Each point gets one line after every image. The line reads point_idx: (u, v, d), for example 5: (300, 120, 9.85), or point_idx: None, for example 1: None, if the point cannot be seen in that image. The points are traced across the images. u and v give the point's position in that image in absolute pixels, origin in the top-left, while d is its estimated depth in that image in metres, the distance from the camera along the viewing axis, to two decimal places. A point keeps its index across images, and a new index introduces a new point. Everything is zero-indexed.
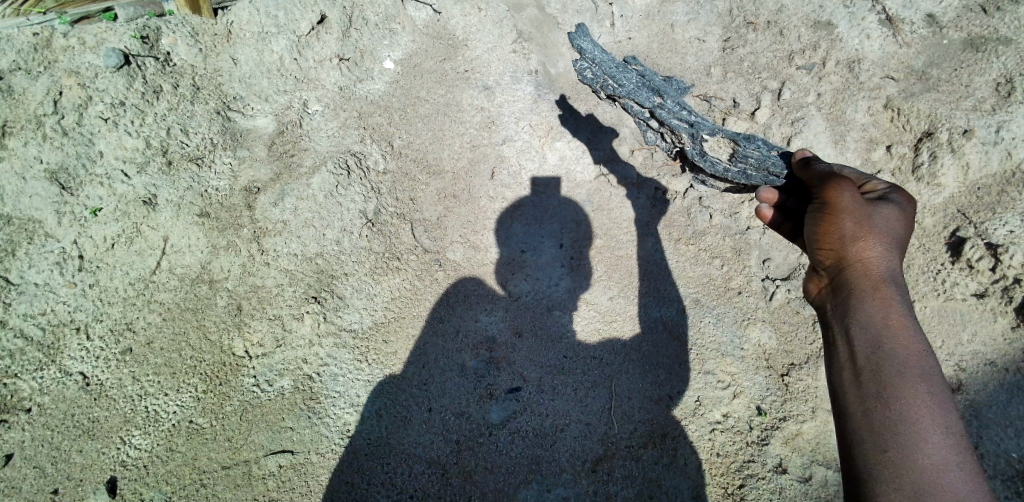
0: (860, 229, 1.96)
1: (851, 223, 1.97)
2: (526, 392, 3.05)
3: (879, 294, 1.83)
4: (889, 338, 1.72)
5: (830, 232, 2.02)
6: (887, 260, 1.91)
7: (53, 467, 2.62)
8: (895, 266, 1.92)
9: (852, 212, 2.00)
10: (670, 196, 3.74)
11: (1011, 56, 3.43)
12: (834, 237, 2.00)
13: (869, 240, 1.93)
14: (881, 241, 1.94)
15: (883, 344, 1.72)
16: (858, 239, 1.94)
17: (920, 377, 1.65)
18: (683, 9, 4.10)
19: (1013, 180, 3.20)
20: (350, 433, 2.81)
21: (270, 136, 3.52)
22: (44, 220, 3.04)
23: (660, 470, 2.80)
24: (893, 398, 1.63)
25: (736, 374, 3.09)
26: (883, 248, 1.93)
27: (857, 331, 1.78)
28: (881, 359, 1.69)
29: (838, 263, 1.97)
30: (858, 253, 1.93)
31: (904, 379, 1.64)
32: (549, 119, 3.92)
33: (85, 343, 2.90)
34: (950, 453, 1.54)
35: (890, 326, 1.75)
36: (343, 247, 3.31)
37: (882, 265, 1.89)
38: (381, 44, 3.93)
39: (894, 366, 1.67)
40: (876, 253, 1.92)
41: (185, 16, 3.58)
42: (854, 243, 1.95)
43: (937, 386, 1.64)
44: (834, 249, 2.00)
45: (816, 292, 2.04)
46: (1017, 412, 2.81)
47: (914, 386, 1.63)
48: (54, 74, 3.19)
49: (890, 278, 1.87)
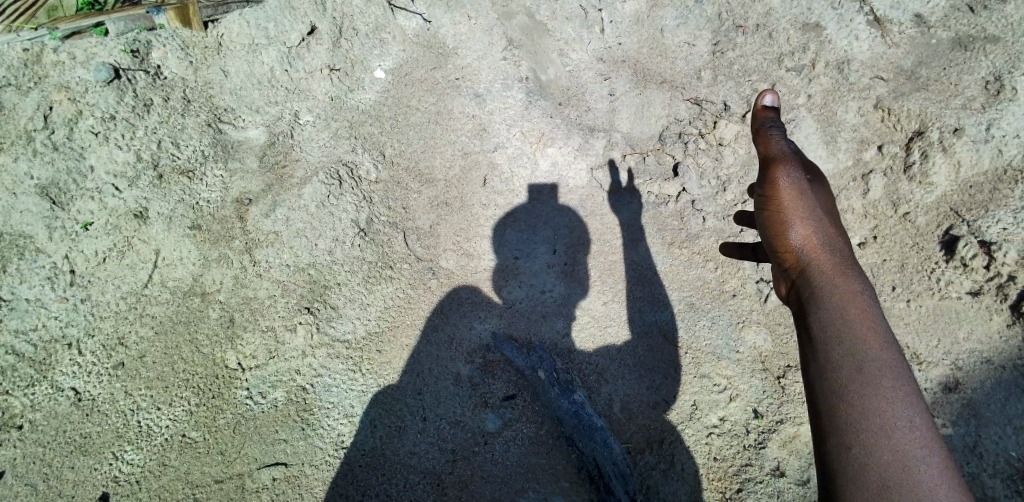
0: (795, 200, 1.59)
1: (790, 184, 1.61)
2: (522, 399, 3.08)
3: (835, 277, 1.43)
4: (843, 320, 1.34)
5: (778, 212, 1.60)
6: (834, 233, 1.55)
7: (45, 484, 2.60)
8: (841, 238, 1.55)
9: (789, 182, 1.62)
10: (663, 200, 3.73)
11: (999, 55, 3.44)
12: (779, 217, 1.59)
13: (807, 211, 1.56)
14: (822, 213, 1.58)
15: (831, 326, 1.34)
16: (799, 214, 1.57)
17: (877, 358, 1.27)
18: (673, 14, 4.03)
19: (1005, 177, 3.21)
20: (344, 444, 2.80)
21: (262, 147, 3.51)
22: (36, 236, 3.01)
23: (657, 477, 2.80)
24: (851, 385, 1.25)
25: (731, 377, 3.11)
26: (822, 218, 1.56)
27: (821, 326, 1.35)
28: (834, 342, 1.31)
29: (784, 241, 1.56)
30: (800, 230, 1.55)
31: (863, 360, 1.27)
32: (541, 126, 3.88)
33: (77, 358, 2.88)
34: (923, 448, 1.18)
35: (843, 309, 1.36)
36: (336, 257, 3.31)
37: (824, 231, 1.54)
38: (372, 54, 3.90)
39: (848, 350, 1.29)
40: (819, 219, 1.56)
41: (176, 30, 3.53)
42: (792, 220, 1.57)
43: (899, 367, 1.27)
44: (785, 230, 1.57)
45: (783, 285, 1.55)
46: (1015, 410, 2.78)
47: (870, 367, 1.26)
48: (44, 90, 3.16)
49: (842, 256, 1.49)
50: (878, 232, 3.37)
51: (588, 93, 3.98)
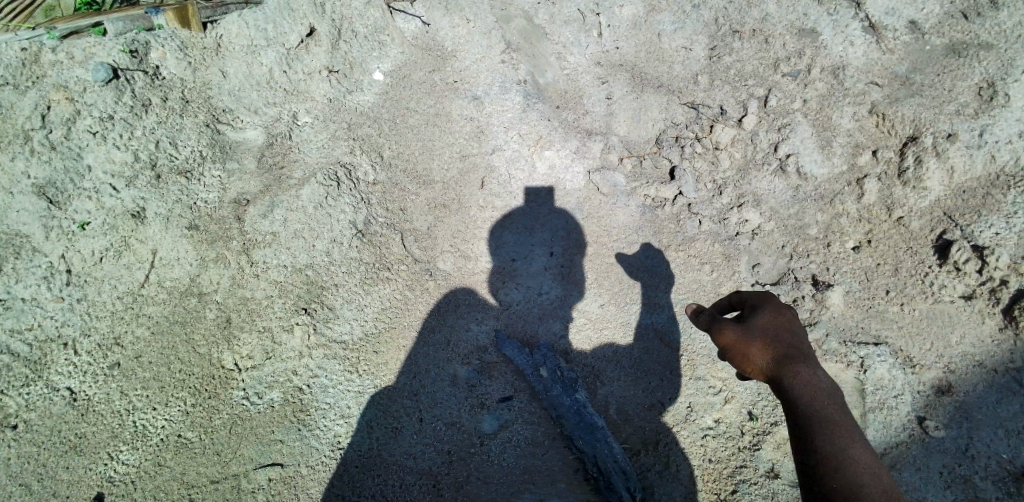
0: (746, 340, 1.71)
1: (732, 329, 1.73)
2: (519, 401, 3.09)
3: (801, 378, 1.64)
4: (814, 407, 1.58)
5: (737, 352, 1.71)
6: (785, 339, 1.71)
7: (38, 484, 2.59)
8: (795, 342, 1.72)
9: (731, 327, 1.74)
10: (659, 203, 3.76)
11: (992, 61, 3.46)
12: (740, 355, 1.71)
13: (758, 340, 1.71)
14: (767, 331, 1.73)
15: (806, 413, 1.57)
16: (750, 342, 1.71)
17: (838, 433, 1.52)
18: (670, 19, 4.05)
19: (997, 182, 3.26)
20: (341, 445, 2.82)
21: (260, 148, 3.52)
22: (32, 235, 2.99)
23: (653, 479, 2.81)
24: (836, 456, 1.48)
25: (727, 380, 3.13)
26: (774, 339, 1.71)
27: (801, 422, 1.57)
28: (812, 425, 1.55)
29: (755, 371, 1.70)
30: (760, 356, 1.69)
31: (837, 434, 1.52)
32: (539, 129, 3.90)
33: (73, 358, 2.87)
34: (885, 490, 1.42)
35: (808, 398, 1.60)
36: (334, 258, 3.32)
37: (781, 348, 1.70)
38: (370, 56, 3.92)
39: (820, 436, 1.52)
40: (774, 342, 1.71)
41: (175, 30, 3.53)
42: (749, 352, 1.70)
43: (853, 435, 1.52)
44: (750, 362, 1.70)
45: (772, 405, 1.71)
46: (1006, 412, 2.83)
47: (827, 431, 1.53)
48: (42, 89, 3.13)
49: (797, 355, 1.68)
50: (872, 235, 3.40)
51: (585, 97, 4.00)
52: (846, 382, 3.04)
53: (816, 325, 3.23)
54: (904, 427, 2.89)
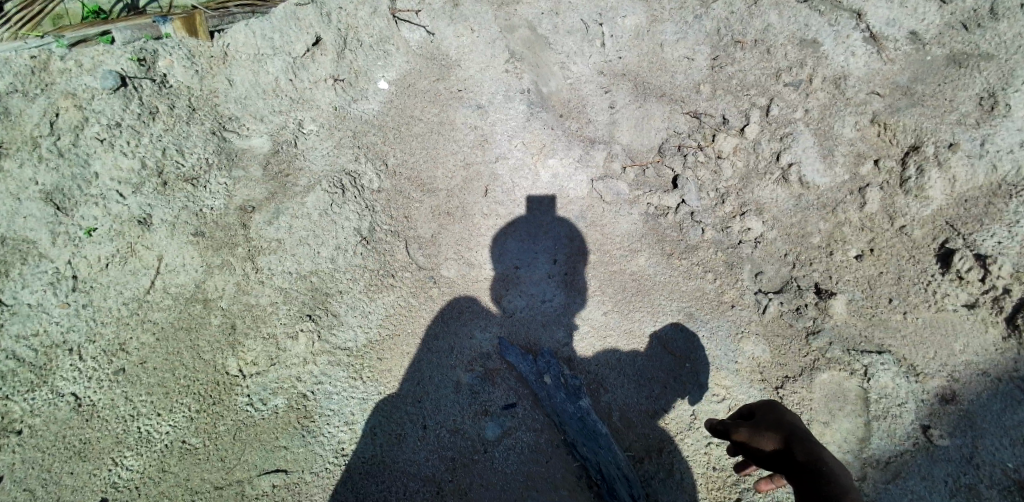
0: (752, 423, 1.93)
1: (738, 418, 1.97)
2: (522, 407, 3.12)
3: (795, 429, 1.86)
4: (816, 455, 1.74)
5: (749, 446, 1.88)
6: (791, 422, 1.89)
7: (43, 489, 2.62)
8: (790, 413, 1.95)
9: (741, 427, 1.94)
10: (662, 211, 3.78)
11: (993, 71, 3.43)
12: (754, 446, 1.87)
13: (762, 415, 1.95)
14: (774, 420, 1.91)
15: (813, 462, 1.73)
16: (758, 430, 1.89)
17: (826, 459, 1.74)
18: (671, 28, 4.04)
19: (999, 192, 3.27)
20: (345, 452, 2.87)
21: (265, 156, 3.54)
22: (39, 241, 3.00)
23: (655, 485, 2.94)
24: (841, 488, 1.65)
25: (730, 388, 3.17)
26: (774, 411, 1.95)
27: (804, 466, 1.72)
28: (818, 464, 1.72)
29: (762, 445, 1.86)
30: (768, 439, 1.85)
31: (838, 474, 1.70)
32: (542, 137, 3.92)
33: (77, 364, 2.87)
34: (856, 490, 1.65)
35: (817, 454, 1.76)
36: (338, 265, 3.34)
37: (784, 414, 1.94)
38: (375, 65, 3.95)
39: (815, 457, 1.74)
40: (779, 413, 1.94)
41: (182, 39, 3.54)
42: (759, 441, 1.87)
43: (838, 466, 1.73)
44: (761, 450, 1.85)
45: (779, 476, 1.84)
46: (1010, 421, 2.84)
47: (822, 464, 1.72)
48: (51, 96, 3.16)
49: (802, 429, 1.86)
50: (875, 244, 3.39)
51: (587, 106, 4.02)
52: (849, 391, 3.08)
53: (820, 334, 3.24)
54: (907, 435, 2.94)
